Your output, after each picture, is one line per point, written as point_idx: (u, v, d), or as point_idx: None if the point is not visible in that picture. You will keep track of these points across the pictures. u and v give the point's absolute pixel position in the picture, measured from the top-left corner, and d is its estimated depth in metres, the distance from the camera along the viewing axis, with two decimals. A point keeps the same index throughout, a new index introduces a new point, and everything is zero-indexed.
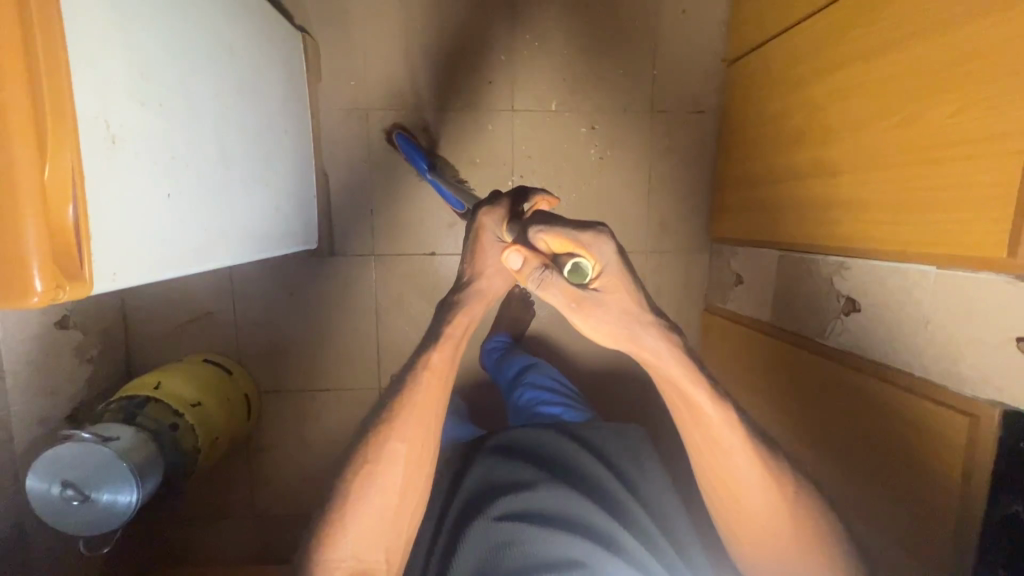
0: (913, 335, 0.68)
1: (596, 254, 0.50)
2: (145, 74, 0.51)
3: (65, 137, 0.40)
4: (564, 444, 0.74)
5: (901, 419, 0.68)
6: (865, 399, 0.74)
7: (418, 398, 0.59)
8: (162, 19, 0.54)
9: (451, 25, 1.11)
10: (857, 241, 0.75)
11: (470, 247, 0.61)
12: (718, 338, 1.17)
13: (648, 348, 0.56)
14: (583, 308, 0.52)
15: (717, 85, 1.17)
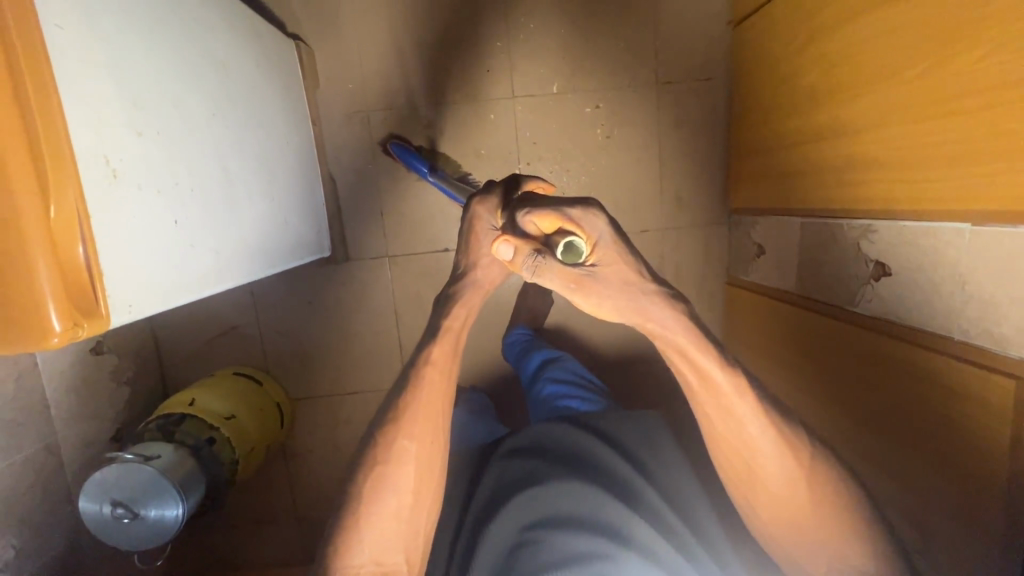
0: (948, 296, 0.64)
1: (582, 230, 0.51)
2: (140, 106, 0.52)
3: (67, 180, 0.41)
4: (577, 434, 0.73)
5: (941, 383, 0.65)
6: (900, 364, 0.71)
7: (426, 395, 0.59)
8: (150, 46, 0.54)
9: (444, 17, 1.09)
10: (886, 205, 0.72)
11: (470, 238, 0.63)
12: (742, 312, 1.14)
13: (655, 319, 0.55)
14: (583, 287, 0.53)
15: (724, 48, 1.12)
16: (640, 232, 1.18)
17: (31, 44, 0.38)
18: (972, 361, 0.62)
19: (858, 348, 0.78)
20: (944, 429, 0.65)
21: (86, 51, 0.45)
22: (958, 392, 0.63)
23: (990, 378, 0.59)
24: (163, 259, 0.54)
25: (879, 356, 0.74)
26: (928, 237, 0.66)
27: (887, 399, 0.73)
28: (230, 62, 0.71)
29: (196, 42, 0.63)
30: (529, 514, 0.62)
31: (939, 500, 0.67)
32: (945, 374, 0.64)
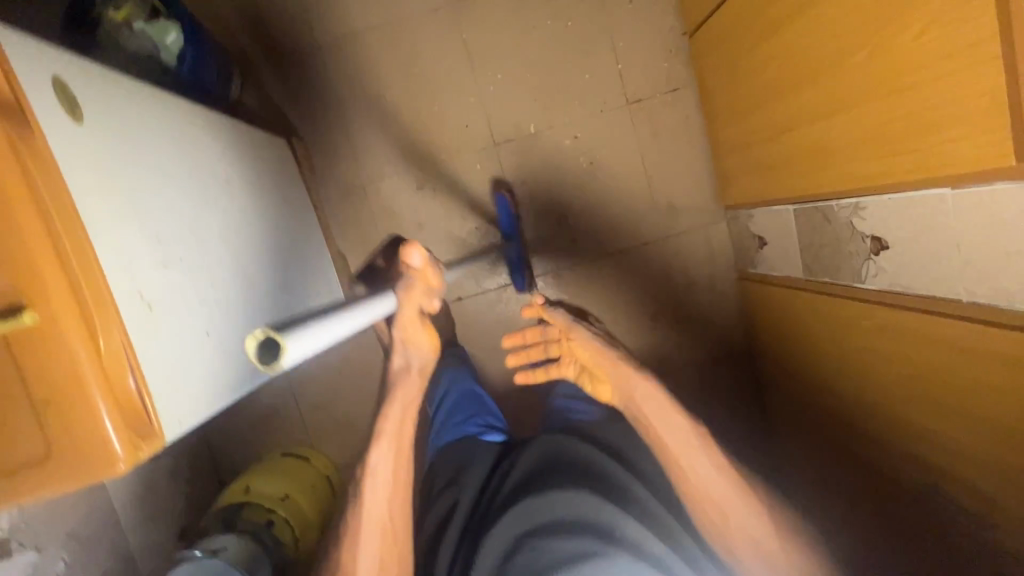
0: (947, 261, 0.65)
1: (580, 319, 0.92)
2: (162, 239, 0.58)
3: (110, 320, 0.46)
4: (576, 445, 0.82)
5: (934, 337, 0.68)
6: (892, 326, 0.75)
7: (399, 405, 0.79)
8: (165, 186, 0.61)
9: (417, 85, 1.16)
10: (867, 182, 0.73)
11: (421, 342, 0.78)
12: (758, 305, 1.14)
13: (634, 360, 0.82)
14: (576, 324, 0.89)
15: (685, 58, 1.17)
16: (641, 245, 1.21)
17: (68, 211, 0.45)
18: (975, 321, 0.62)
19: (862, 319, 0.80)
20: (967, 387, 0.65)
21: (112, 207, 0.51)
22: (970, 350, 0.64)
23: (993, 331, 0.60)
24: (203, 369, 0.59)
25: (884, 324, 0.76)
26: (916, 207, 0.67)
27: (887, 362, 0.77)
28: (236, 175, 0.78)
29: (204, 168, 0.70)
30: (532, 517, 0.72)
31: (940, 459, 0.73)
32: (955, 333, 0.65)
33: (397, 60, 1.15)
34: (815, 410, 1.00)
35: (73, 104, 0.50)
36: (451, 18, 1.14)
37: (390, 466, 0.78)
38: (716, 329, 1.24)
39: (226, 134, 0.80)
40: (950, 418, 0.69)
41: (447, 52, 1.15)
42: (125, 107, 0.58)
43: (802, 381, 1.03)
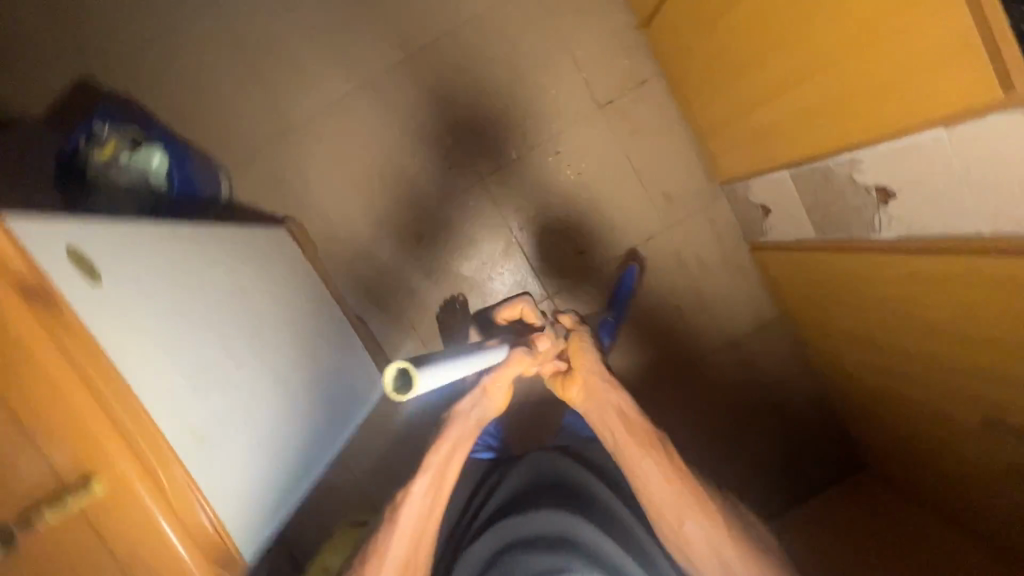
0: (959, 200, 0.64)
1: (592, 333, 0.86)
2: (197, 371, 0.60)
3: (171, 459, 0.54)
4: (568, 464, 0.84)
5: (968, 278, 0.67)
6: (923, 273, 0.73)
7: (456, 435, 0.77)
8: (183, 312, 0.62)
9: (394, 141, 1.18)
10: (856, 138, 0.73)
11: (491, 405, 0.78)
12: (779, 272, 1.13)
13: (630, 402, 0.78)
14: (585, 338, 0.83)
15: (645, 50, 1.17)
16: (647, 240, 1.22)
17: (89, 353, 0.50)
18: (980, 253, 0.64)
19: (890, 270, 0.79)
20: (991, 315, 0.67)
21: (131, 354, 0.53)
22: (980, 280, 0.66)
23: (1001, 259, 0.61)
24: (254, 477, 0.64)
25: (909, 273, 0.76)
26: (913, 152, 0.66)
27: (927, 307, 0.76)
28: (252, 280, 0.81)
29: (218, 284, 0.72)
30: (522, 534, 0.75)
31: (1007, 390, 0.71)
32: (959, 268, 0.67)
33: (369, 124, 1.17)
34: (862, 361, 1.01)
35: (90, 267, 0.53)
36: (412, 71, 1.17)
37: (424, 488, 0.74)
38: (740, 304, 1.24)
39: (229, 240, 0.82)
40: (984, 347, 0.71)
41: (415, 102, 1.17)
42: (132, 250, 0.61)
43: (838, 337, 1.04)
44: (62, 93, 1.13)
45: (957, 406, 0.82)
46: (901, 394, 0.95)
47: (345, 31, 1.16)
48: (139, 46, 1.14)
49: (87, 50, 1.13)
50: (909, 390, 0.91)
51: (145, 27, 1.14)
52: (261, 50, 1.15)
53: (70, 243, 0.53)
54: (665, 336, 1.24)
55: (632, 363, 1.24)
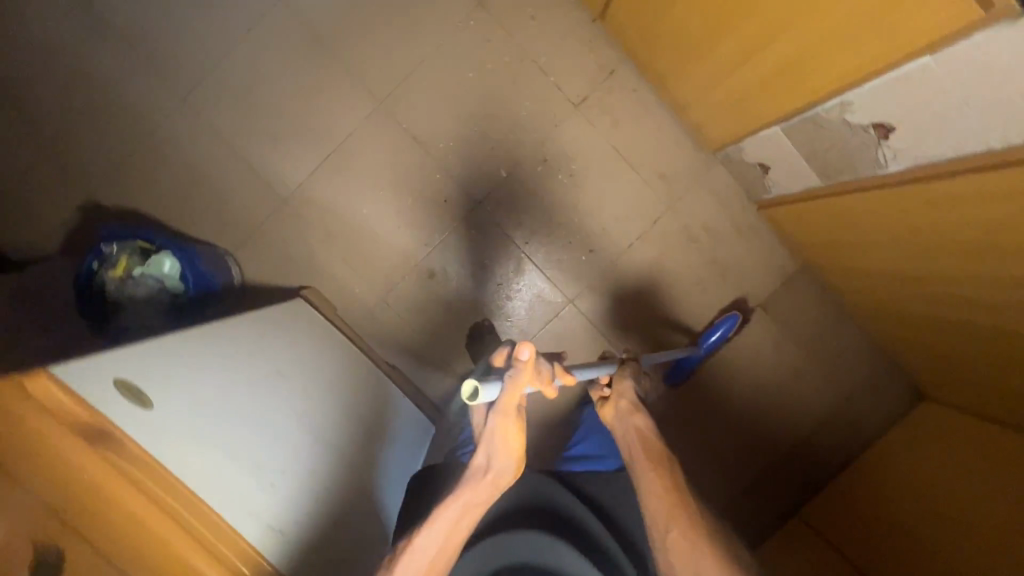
0: (960, 121, 0.63)
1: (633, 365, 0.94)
2: (240, 465, 0.66)
3: (237, 545, 0.59)
4: (561, 492, 0.80)
5: (1002, 190, 0.65)
6: (952, 193, 0.71)
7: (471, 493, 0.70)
8: (229, 420, 0.69)
9: (384, 188, 1.19)
10: (842, 81, 0.72)
11: (503, 448, 0.70)
12: (791, 223, 1.11)
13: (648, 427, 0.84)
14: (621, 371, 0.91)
15: (607, 40, 1.18)
16: (653, 223, 1.21)
17: (143, 462, 0.55)
18: (984, 168, 0.65)
19: (916, 195, 0.77)
20: (1006, 225, 0.68)
21: (189, 470, 0.59)
22: (992, 193, 0.67)
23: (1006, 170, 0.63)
24: (342, 540, 0.74)
25: (938, 195, 0.73)
26: (900, 86, 0.66)
27: (964, 224, 0.74)
28: (288, 365, 0.85)
29: (257, 382, 0.77)
30: (507, 557, 0.74)
31: None
32: (969, 186, 0.68)
33: (357, 177, 1.19)
34: (890, 293, 1.02)
35: (140, 395, 0.63)
36: (386, 116, 1.18)
37: (442, 525, 0.69)
38: (760, 263, 1.22)
39: (244, 331, 0.85)
40: (1012, 254, 0.72)
41: (397, 146, 1.19)
42: (173, 377, 0.68)
43: (862, 275, 1.05)
44: (69, 218, 1.18)
45: (985, 314, 0.84)
46: (944, 317, 0.93)
47: (314, 94, 1.18)
48: (126, 156, 1.17)
49: (79, 172, 1.17)
50: (941, 311, 0.92)
51: (128, 136, 1.17)
52: (239, 132, 1.18)
53: (115, 376, 0.61)
54: (693, 312, 1.23)
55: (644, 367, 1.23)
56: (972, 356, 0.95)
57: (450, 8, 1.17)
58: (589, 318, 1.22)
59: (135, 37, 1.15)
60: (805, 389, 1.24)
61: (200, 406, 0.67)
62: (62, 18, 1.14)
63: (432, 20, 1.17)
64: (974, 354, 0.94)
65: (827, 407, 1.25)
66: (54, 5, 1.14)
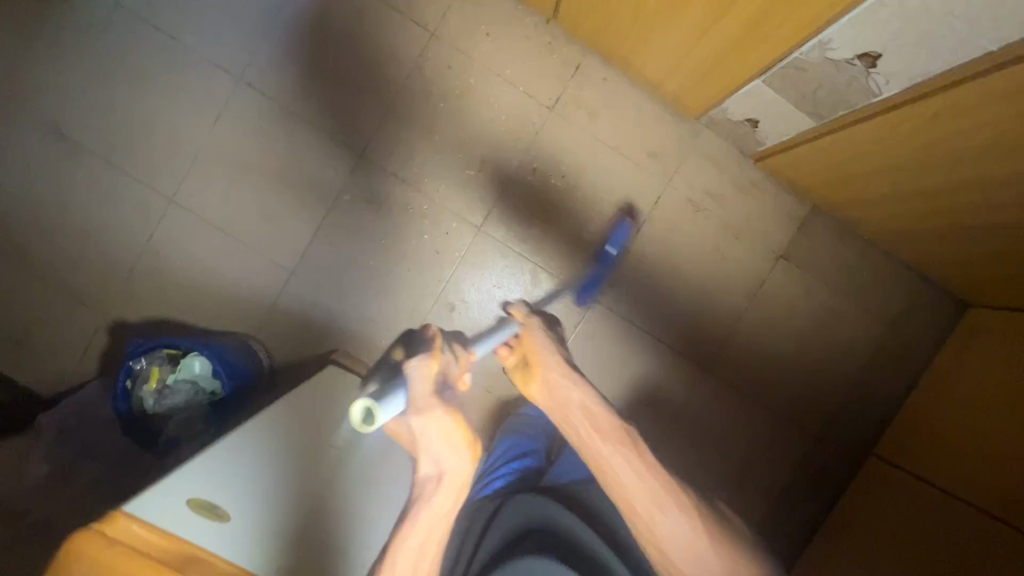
0: (951, 32, 0.62)
1: (542, 326, 1.07)
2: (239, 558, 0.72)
3: None
4: (548, 507, 0.95)
5: (1002, 92, 0.64)
6: (949, 105, 0.71)
7: (422, 513, 0.85)
8: (273, 521, 0.77)
9: (385, 234, 1.19)
10: (816, 22, 0.71)
11: (446, 443, 0.86)
12: (791, 169, 1.10)
13: (580, 387, 0.95)
14: (529, 329, 1.04)
15: (564, 38, 1.17)
16: (655, 202, 1.20)
17: None
18: (977, 76, 0.65)
19: (913, 116, 0.76)
20: (1005, 126, 0.69)
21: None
22: (986, 99, 0.67)
23: (995, 77, 0.63)
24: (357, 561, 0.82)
25: (937, 111, 0.72)
26: (879, 12, 0.64)
27: (967, 132, 0.73)
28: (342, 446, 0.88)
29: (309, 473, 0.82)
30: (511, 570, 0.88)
31: None
32: (963, 97, 0.68)
33: (356, 234, 1.19)
34: (903, 214, 1.01)
35: (216, 509, 0.75)
36: (369, 167, 1.19)
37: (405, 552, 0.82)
38: (771, 216, 1.21)
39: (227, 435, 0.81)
40: (1017, 152, 0.72)
41: (387, 191, 1.19)
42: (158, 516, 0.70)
43: (873, 202, 1.04)
44: (92, 343, 1.18)
45: (1006, 213, 0.83)
46: (966, 225, 0.92)
47: (294, 163, 1.18)
48: (128, 269, 1.18)
49: (87, 294, 1.18)
50: (956, 220, 0.93)
51: (126, 250, 1.18)
52: (230, 218, 1.18)
53: (189, 497, 0.73)
54: (715, 279, 1.22)
55: (668, 362, 1.23)
56: (996, 257, 0.95)
57: (405, 46, 1.17)
58: (616, 313, 1.22)
59: (108, 151, 1.16)
60: (846, 326, 1.22)
61: (250, 513, 0.76)
62: (36, 153, 1.16)
63: (390, 64, 1.17)
64: (1000, 254, 0.94)
65: (872, 339, 1.23)
66: (26, 143, 1.15)
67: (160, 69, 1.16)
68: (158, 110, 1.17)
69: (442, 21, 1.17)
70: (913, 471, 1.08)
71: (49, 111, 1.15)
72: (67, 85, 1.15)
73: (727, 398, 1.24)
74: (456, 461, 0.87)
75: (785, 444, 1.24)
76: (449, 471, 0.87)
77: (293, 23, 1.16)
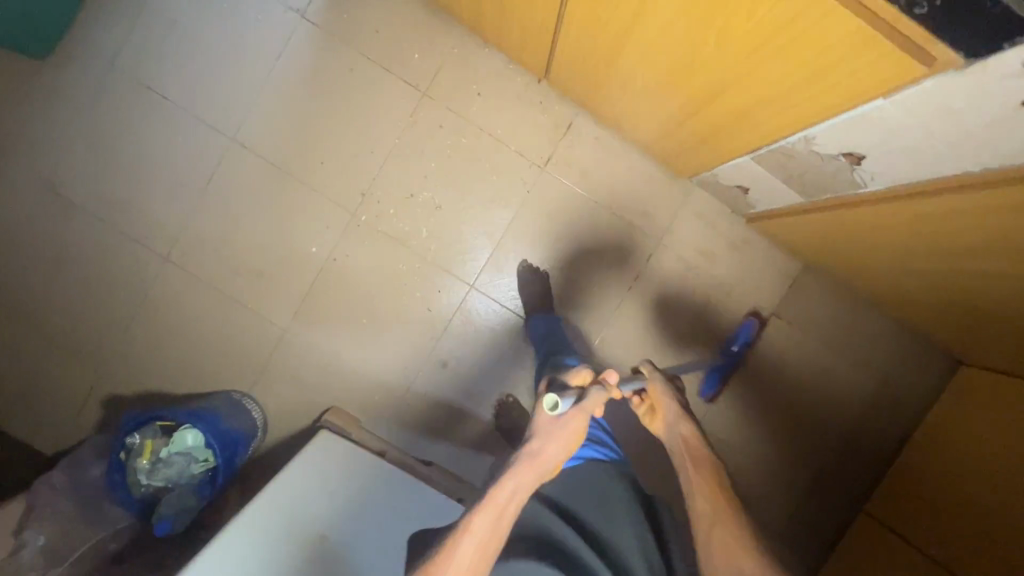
0: (934, 149, 0.61)
1: (669, 380, 0.96)
2: None
3: None
4: (550, 518, 0.87)
5: (991, 205, 0.64)
6: (940, 208, 0.70)
7: (514, 483, 0.80)
8: None
9: (377, 291, 1.20)
10: (802, 122, 0.70)
11: (564, 435, 0.82)
12: (783, 232, 1.10)
13: (701, 449, 0.88)
14: (659, 393, 0.92)
15: (556, 97, 1.18)
16: (647, 260, 1.20)
17: None
18: (967, 186, 0.64)
19: (904, 210, 0.75)
20: (996, 231, 0.68)
21: None
22: (979, 206, 0.65)
23: (991, 190, 0.61)
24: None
25: (930, 211, 0.72)
26: (862, 122, 0.63)
27: (961, 231, 0.73)
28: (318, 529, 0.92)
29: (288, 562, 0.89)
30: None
31: None
32: (953, 203, 0.67)
33: (349, 292, 1.20)
34: (896, 283, 1.00)
35: None
36: (362, 226, 1.19)
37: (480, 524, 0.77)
38: (763, 273, 1.21)
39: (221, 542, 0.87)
40: (1010, 249, 0.70)
41: (383, 247, 1.19)
42: None
43: (866, 268, 1.03)
44: (89, 404, 1.19)
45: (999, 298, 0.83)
46: (958, 300, 0.91)
47: (287, 221, 1.19)
48: (123, 328, 1.19)
49: (82, 353, 1.19)
50: (947, 294, 0.92)
51: (122, 309, 1.19)
52: (225, 277, 1.19)
53: None
54: (706, 336, 1.22)
55: None
56: (990, 331, 0.94)
57: (396, 104, 1.17)
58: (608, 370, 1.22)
59: (103, 211, 1.17)
60: (837, 383, 1.23)
61: None
62: (33, 213, 1.17)
63: (382, 120, 1.17)
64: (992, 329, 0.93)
65: (864, 396, 1.23)
66: (21, 203, 1.16)
67: (155, 129, 1.17)
68: (153, 168, 1.17)
69: (433, 80, 1.17)
70: (904, 533, 1.07)
71: (47, 172, 1.16)
72: (65, 146, 1.16)
73: (719, 454, 1.23)
74: (558, 451, 0.83)
75: (777, 501, 1.24)
76: (543, 457, 0.82)
77: (288, 82, 1.17)
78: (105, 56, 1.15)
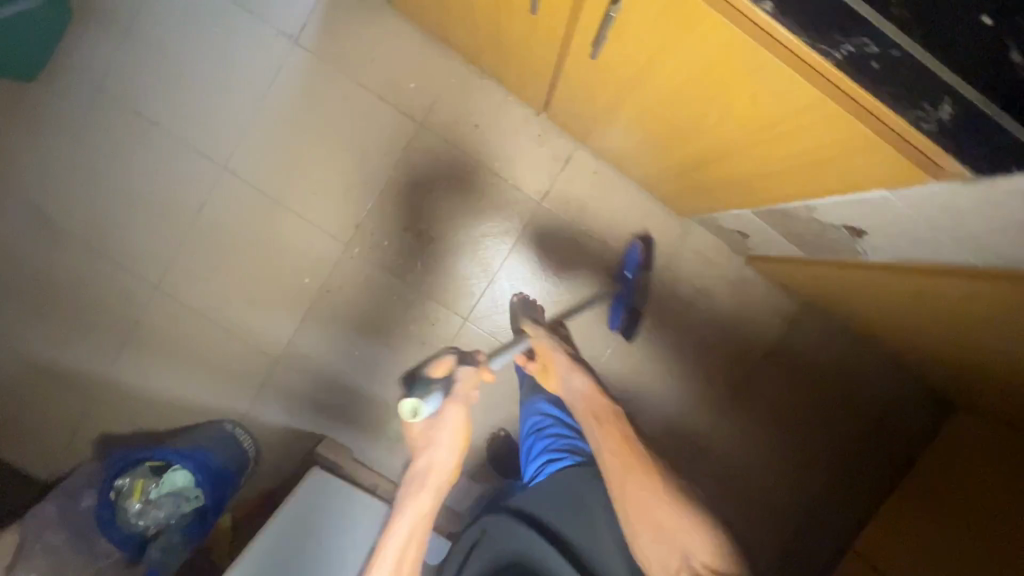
0: (936, 237, 0.60)
1: (552, 334, 1.08)
2: None
3: None
4: (529, 539, 0.84)
5: (992, 298, 0.63)
6: (940, 292, 0.69)
7: (411, 498, 0.94)
8: None
9: (370, 323, 1.19)
10: (803, 195, 0.69)
11: (453, 438, 0.98)
12: (782, 275, 1.09)
13: (591, 387, 0.95)
14: (545, 347, 1.02)
15: (555, 130, 1.15)
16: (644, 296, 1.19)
17: None
18: (967, 277, 0.63)
19: (904, 287, 0.75)
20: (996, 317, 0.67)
21: None
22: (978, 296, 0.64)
23: (991, 284, 0.60)
24: None
25: (929, 291, 0.71)
26: (865, 205, 0.62)
27: (961, 313, 0.71)
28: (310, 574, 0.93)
29: None
30: None
31: None
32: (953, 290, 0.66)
33: (343, 323, 1.19)
34: (893, 334, 1.00)
35: None
36: (356, 258, 1.18)
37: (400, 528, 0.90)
38: (760, 312, 1.20)
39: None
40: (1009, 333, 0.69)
41: (376, 279, 1.18)
42: None
43: (863, 317, 1.02)
44: (80, 431, 1.19)
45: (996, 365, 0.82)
46: (954, 359, 0.91)
47: (280, 252, 1.17)
48: (115, 356, 1.18)
49: (74, 381, 1.18)
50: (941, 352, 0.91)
51: (113, 337, 1.18)
52: (216, 306, 1.18)
53: None
54: (701, 373, 1.21)
55: None
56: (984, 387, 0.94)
57: (392, 134, 1.15)
58: None
59: (93, 238, 1.15)
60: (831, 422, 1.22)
61: None
62: (23, 240, 1.15)
63: (378, 150, 1.15)
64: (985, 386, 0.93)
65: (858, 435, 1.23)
66: (11, 229, 1.15)
67: (147, 155, 1.15)
68: (144, 195, 1.15)
69: (430, 110, 1.14)
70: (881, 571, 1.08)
71: (36, 198, 1.14)
72: (54, 171, 1.14)
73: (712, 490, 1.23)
74: (448, 455, 0.99)
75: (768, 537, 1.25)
76: (436, 463, 0.98)
77: (282, 109, 1.14)
78: (94, 80, 1.13)
